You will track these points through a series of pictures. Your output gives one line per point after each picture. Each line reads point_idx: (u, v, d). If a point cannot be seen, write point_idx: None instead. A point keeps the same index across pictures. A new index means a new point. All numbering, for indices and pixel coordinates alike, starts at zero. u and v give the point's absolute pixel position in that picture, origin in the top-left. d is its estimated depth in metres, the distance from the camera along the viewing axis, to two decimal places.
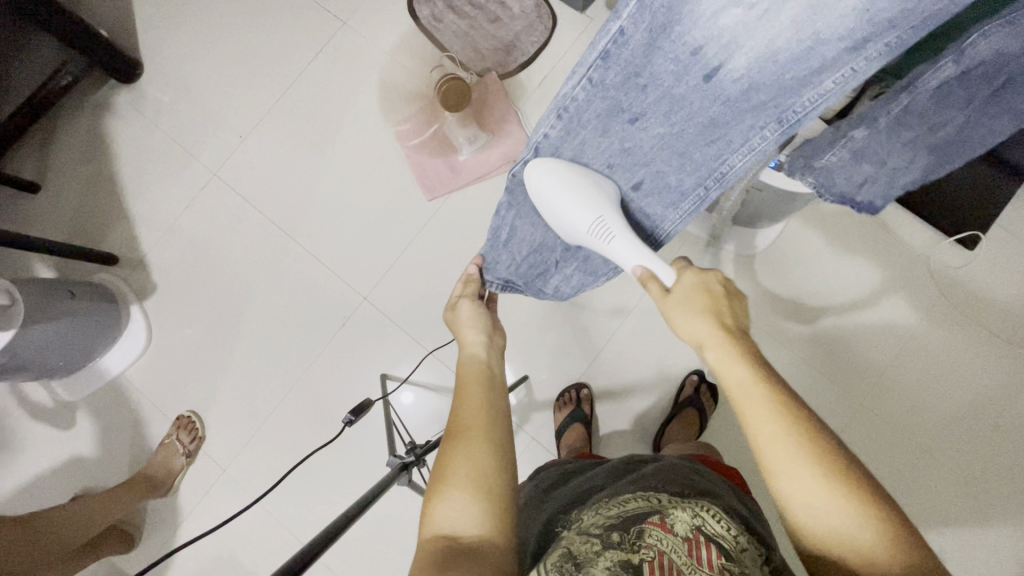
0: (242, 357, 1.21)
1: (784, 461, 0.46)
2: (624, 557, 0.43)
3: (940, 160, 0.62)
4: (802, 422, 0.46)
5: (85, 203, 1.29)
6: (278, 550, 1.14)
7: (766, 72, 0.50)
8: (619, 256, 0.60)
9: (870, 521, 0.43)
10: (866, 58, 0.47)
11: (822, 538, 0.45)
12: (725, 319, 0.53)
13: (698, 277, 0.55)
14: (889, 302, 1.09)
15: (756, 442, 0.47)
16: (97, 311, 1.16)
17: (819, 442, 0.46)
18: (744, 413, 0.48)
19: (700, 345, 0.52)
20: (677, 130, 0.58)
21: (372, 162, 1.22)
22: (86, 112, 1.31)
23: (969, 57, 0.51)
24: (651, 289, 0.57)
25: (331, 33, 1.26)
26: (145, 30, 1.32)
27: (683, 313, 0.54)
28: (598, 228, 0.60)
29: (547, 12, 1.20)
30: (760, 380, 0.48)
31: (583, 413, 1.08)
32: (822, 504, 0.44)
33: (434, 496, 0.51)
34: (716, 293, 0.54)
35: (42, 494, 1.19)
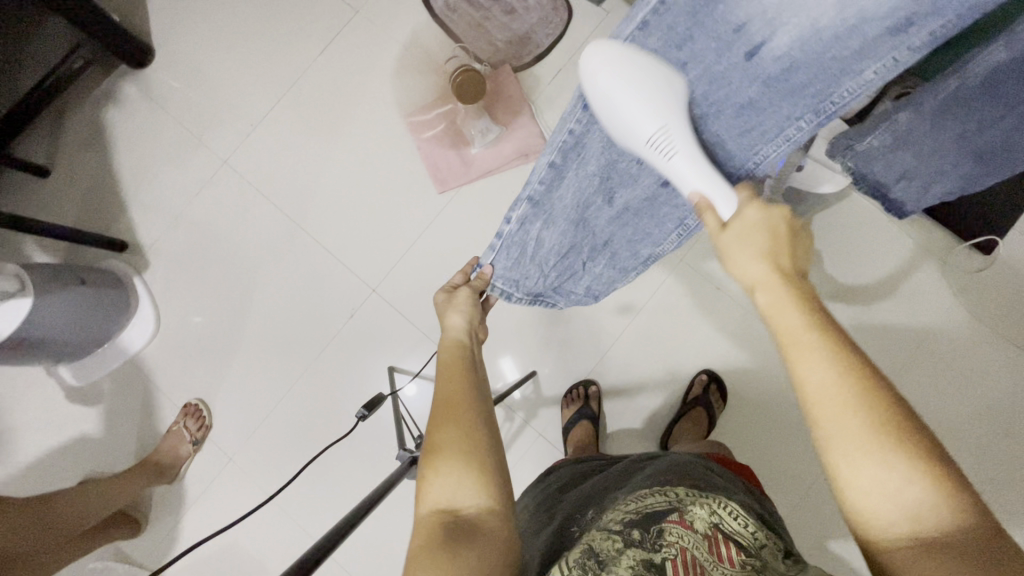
0: (251, 346, 1.21)
1: (830, 409, 0.41)
2: (646, 556, 0.43)
3: (982, 168, 0.65)
4: (858, 367, 0.42)
5: (94, 189, 1.29)
6: (283, 538, 1.15)
7: (810, 51, 0.49)
8: (676, 174, 0.54)
9: (917, 473, 0.38)
10: (909, 46, 0.47)
11: (867, 496, 0.39)
12: (783, 262, 0.48)
13: (763, 212, 0.50)
14: (894, 301, 1.08)
15: (804, 392, 0.43)
16: (107, 297, 1.16)
17: (871, 385, 0.41)
18: (793, 358, 0.44)
19: (753, 287, 0.49)
20: (711, 113, 0.55)
21: (384, 154, 1.21)
22: (95, 97, 1.31)
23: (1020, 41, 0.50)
24: (707, 221, 0.53)
25: (342, 22, 1.24)
26: (157, 15, 1.31)
27: (740, 249, 0.50)
28: (661, 139, 0.52)
29: (562, 3, 1.16)
30: (813, 322, 0.44)
31: (591, 410, 1.08)
32: (872, 456, 0.39)
33: (428, 469, 0.50)
34: (780, 232, 0.50)
35: (49, 477, 1.21)
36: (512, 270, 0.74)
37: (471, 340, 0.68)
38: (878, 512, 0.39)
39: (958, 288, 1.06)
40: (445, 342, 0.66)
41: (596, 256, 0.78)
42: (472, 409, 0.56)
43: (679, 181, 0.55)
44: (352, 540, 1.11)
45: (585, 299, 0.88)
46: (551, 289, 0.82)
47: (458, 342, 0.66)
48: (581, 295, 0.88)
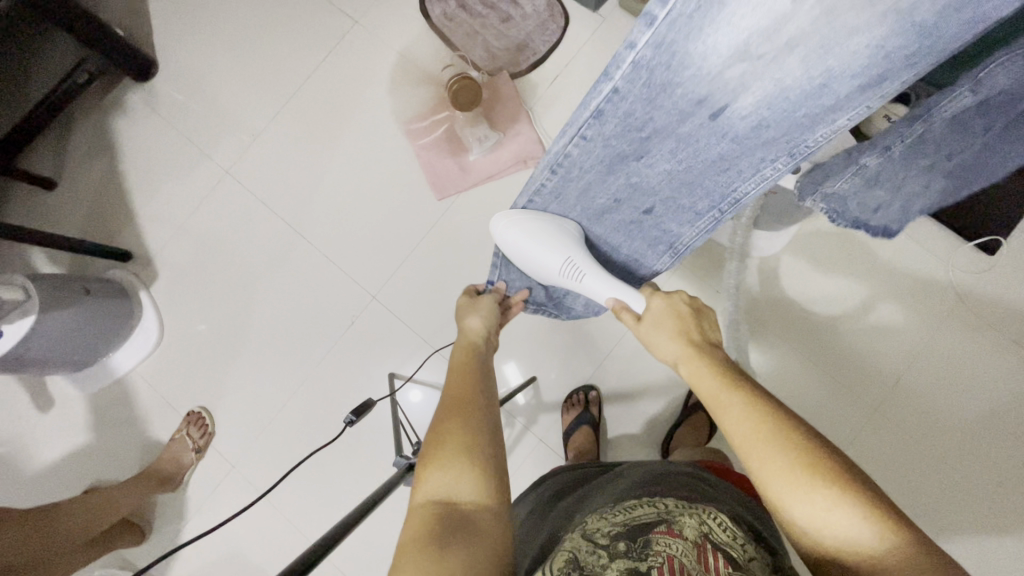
0: (253, 354, 1.22)
1: (758, 457, 0.47)
2: (631, 565, 0.43)
3: (960, 180, 0.65)
4: (771, 416, 0.48)
5: (99, 201, 1.31)
6: (285, 545, 1.15)
7: (774, 110, 0.54)
8: (591, 289, 0.71)
9: (836, 501, 0.43)
10: (880, 95, 0.51)
11: (804, 530, 0.44)
12: (692, 335, 0.62)
13: (665, 301, 0.66)
14: (892, 303, 1.07)
15: (732, 442, 0.50)
16: (111, 306, 1.17)
17: (787, 437, 0.47)
18: (717, 414, 0.52)
19: (676, 362, 0.60)
20: (684, 164, 0.63)
21: (383, 162, 1.22)
22: (100, 110, 1.33)
23: (985, 88, 0.50)
24: (624, 318, 0.68)
25: (342, 32, 1.26)
26: (161, 29, 1.33)
27: (655, 331, 0.63)
28: (569, 269, 0.70)
29: (559, 11, 1.19)
30: (724, 382, 0.54)
31: (591, 416, 1.08)
32: (803, 487, 0.44)
33: (429, 460, 0.51)
34: (683, 314, 0.64)
35: (55, 486, 1.22)
36: (520, 280, 0.80)
37: (484, 344, 0.70)
38: (818, 540, 0.43)
39: (962, 291, 1.05)
40: (460, 343, 0.69)
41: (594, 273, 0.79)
42: (479, 411, 0.56)
43: (598, 294, 0.72)
44: (353, 546, 1.11)
45: (589, 317, 0.91)
46: (554, 303, 0.86)
47: (470, 345, 0.68)
48: (584, 313, 0.90)
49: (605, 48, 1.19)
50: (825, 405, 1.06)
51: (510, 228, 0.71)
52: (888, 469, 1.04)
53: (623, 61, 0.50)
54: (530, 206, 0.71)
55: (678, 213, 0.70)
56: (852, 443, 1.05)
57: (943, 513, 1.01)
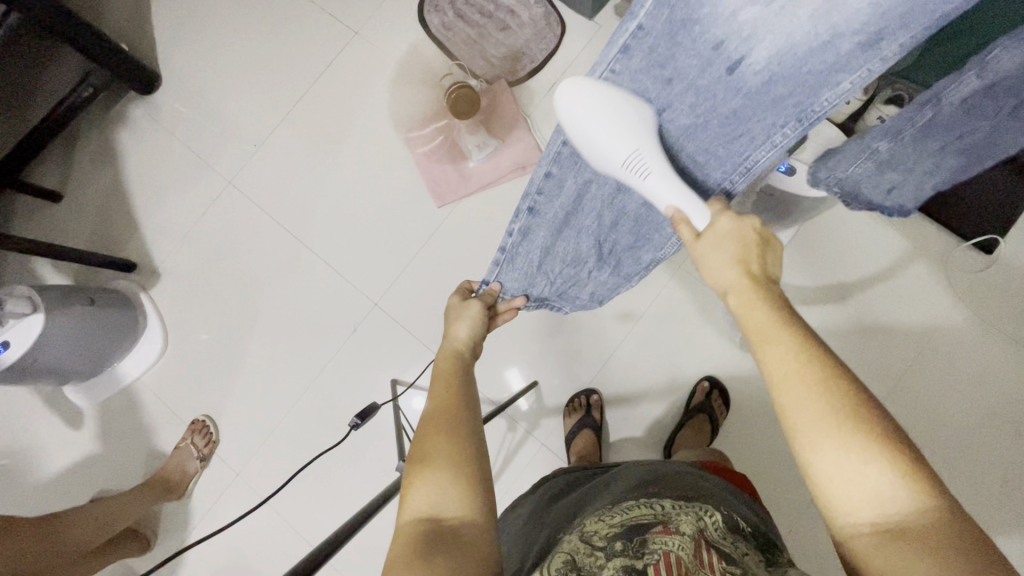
0: (256, 362, 1.23)
1: (800, 402, 0.44)
2: (628, 564, 0.43)
3: (969, 163, 0.62)
4: (823, 358, 0.45)
5: (104, 212, 1.32)
6: (288, 553, 1.16)
7: (784, 64, 0.55)
8: (653, 193, 0.58)
9: (875, 456, 0.41)
10: (881, 57, 0.53)
11: (832, 483, 0.42)
12: (752, 267, 0.52)
13: (734, 225, 0.54)
14: (919, 274, 1.07)
15: (771, 381, 0.46)
16: (116, 316, 1.19)
17: (835, 388, 0.44)
18: (763, 349, 0.47)
19: (726, 291, 0.53)
20: (702, 123, 0.61)
21: (384, 170, 1.24)
22: (105, 122, 1.35)
23: (990, 71, 0.53)
24: (683, 233, 0.58)
25: (342, 43, 1.28)
26: (164, 43, 1.35)
27: (716, 254, 0.54)
28: (634, 161, 0.57)
29: (555, 19, 1.21)
30: (779, 318, 0.48)
31: (593, 419, 1.08)
32: (844, 440, 0.42)
33: (415, 477, 0.51)
34: (751, 241, 0.54)
35: (61, 496, 1.22)
36: (520, 282, 0.77)
37: (470, 353, 0.68)
38: (842, 499, 0.42)
39: (960, 290, 1.06)
40: (444, 350, 0.68)
41: (601, 265, 0.79)
42: (460, 418, 0.56)
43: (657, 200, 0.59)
44: (356, 554, 1.11)
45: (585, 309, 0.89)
46: (557, 296, 0.82)
47: (455, 351, 0.67)
48: (587, 303, 0.86)
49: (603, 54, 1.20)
50: None
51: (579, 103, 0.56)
52: None
53: None
54: (551, 175, 0.67)
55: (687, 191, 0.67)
56: None
57: None
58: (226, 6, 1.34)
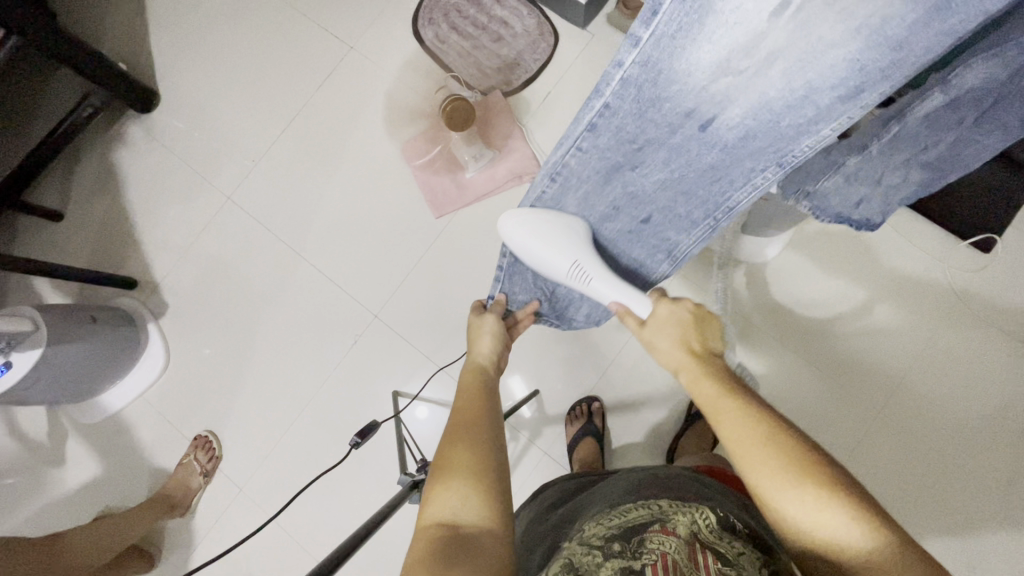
0: (259, 377, 1.23)
1: (755, 457, 0.49)
2: (625, 565, 0.43)
3: (937, 175, 0.65)
4: (764, 416, 0.52)
5: (105, 231, 1.33)
6: (292, 567, 1.15)
7: (761, 120, 0.55)
8: (598, 293, 0.69)
9: (825, 502, 0.45)
10: (861, 105, 0.52)
11: (796, 527, 0.46)
12: (693, 345, 0.63)
13: (672, 309, 0.67)
14: (880, 311, 1.07)
15: (728, 444, 0.52)
16: (117, 334, 1.19)
17: (781, 444, 0.49)
18: (716, 419, 0.54)
19: (678, 368, 0.62)
20: (678, 175, 0.63)
21: (382, 182, 1.24)
22: (105, 141, 1.36)
23: (953, 88, 0.54)
24: (629, 322, 0.69)
25: (339, 57, 1.29)
26: (162, 62, 1.37)
27: (661, 338, 0.65)
28: (576, 272, 0.68)
29: (549, 29, 1.22)
30: (722, 388, 0.57)
31: (595, 427, 1.08)
32: (797, 488, 0.46)
33: (437, 483, 0.52)
34: (688, 321, 0.66)
35: (64, 516, 1.22)
36: (526, 292, 0.79)
37: (494, 368, 0.71)
38: (810, 541, 0.46)
39: (948, 299, 1.06)
40: (469, 364, 0.70)
41: None
42: (479, 433, 0.57)
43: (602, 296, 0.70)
44: (360, 566, 1.11)
45: (590, 327, 0.87)
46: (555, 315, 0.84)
47: (478, 368, 0.69)
48: (585, 323, 0.86)
49: (597, 63, 1.21)
50: (828, 411, 1.06)
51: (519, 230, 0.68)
52: (894, 472, 1.03)
53: (612, 78, 0.54)
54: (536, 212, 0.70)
55: (674, 223, 0.69)
56: (857, 449, 1.04)
57: (952, 516, 1.00)
58: (223, 25, 1.35)
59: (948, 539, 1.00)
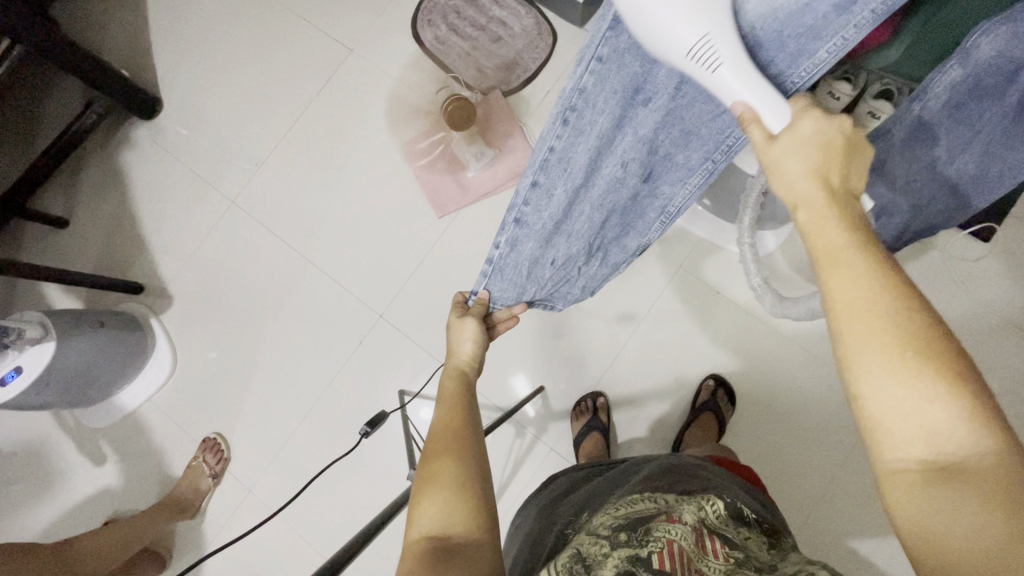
0: (265, 378, 1.24)
1: (864, 328, 0.39)
2: (632, 553, 0.43)
3: (963, 192, 0.71)
4: (899, 287, 0.40)
5: (110, 237, 1.34)
6: (301, 567, 1.16)
7: (772, 25, 0.52)
8: (722, 87, 0.50)
9: (941, 392, 0.36)
10: (855, 24, 0.53)
11: (887, 416, 0.38)
12: (832, 178, 0.46)
13: (818, 125, 0.47)
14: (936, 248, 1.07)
15: (833, 305, 0.41)
16: (125, 338, 1.20)
17: (907, 317, 0.39)
18: (828, 275, 0.42)
19: (795, 205, 0.47)
20: (684, 103, 0.62)
21: (384, 183, 1.25)
22: (109, 148, 1.38)
23: (972, 58, 0.61)
24: (753, 134, 0.50)
25: (338, 60, 1.30)
26: (164, 69, 1.38)
27: (791, 160, 0.47)
28: (703, 51, 0.47)
29: (547, 29, 1.23)
30: (856, 241, 0.42)
31: (599, 422, 1.08)
32: (907, 371, 0.37)
33: (420, 498, 0.52)
34: (839, 146, 0.47)
35: (75, 521, 1.24)
36: (509, 292, 0.74)
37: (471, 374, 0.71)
38: (895, 434, 0.37)
39: (952, 286, 1.07)
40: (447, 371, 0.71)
41: (591, 260, 0.79)
42: (465, 439, 0.57)
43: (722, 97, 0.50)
44: (369, 564, 1.12)
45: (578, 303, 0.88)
46: (547, 296, 0.80)
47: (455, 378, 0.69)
48: (579, 296, 0.86)
49: None
50: (833, 400, 1.07)
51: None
52: None
53: None
54: (547, 164, 0.63)
55: (672, 173, 0.70)
56: None
57: None
58: (224, 31, 1.37)
59: None
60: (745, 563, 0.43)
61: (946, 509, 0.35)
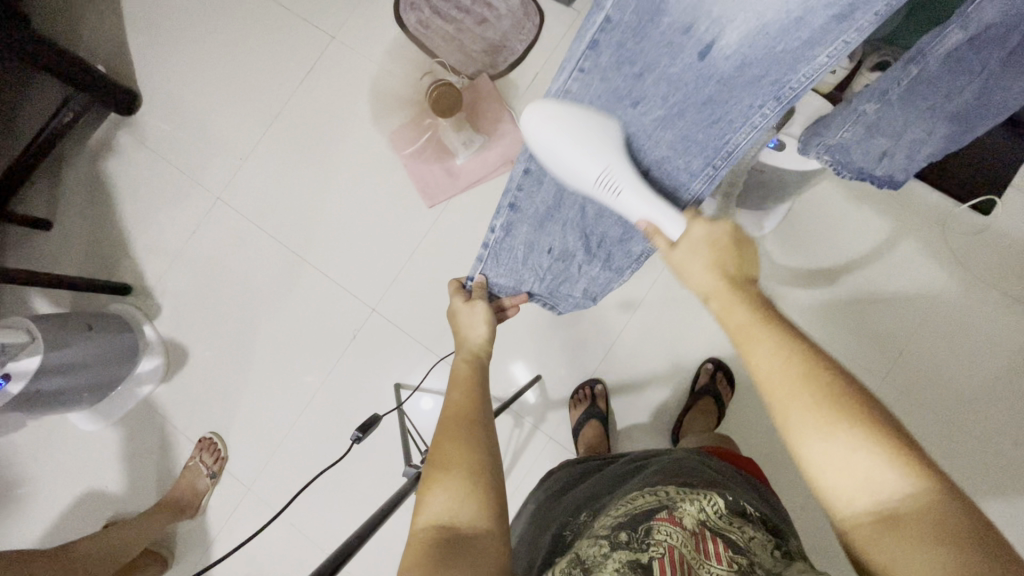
0: (260, 377, 1.23)
1: (782, 393, 0.45)
2: (633, 557, 0.42)
3: (961, 127, 0.63)
4: (803, 353, 0.46)
5: (95, 238, 1.32)
6: (302, 563, 1.16)
7: (758, 45, 0.53)
8: (626, 208, 0.58)
9: (861, 441, 0.41)
10: (857, 29, 0.49)
11: (825, 473, 0.42)
12: (729, 270, 0.54)
13: (707, 228, 0.56)
14: (903, 248, 1.06)
15: (755, 375, 0.48)
16: (115, 341, 1.18)
17: (818, 378, 0.44)
18: (746, 350, 0.49)
19: (708, 296, 0.54)
20: (676, 110, 0.58)
21: (373, 174, 1.23)
22: (89, 147, 1.34)
23: (973, 21, 0.51)
24: (657, 243, 0.58)
25: (320, 48, 1.26)
26: (141, 63, 1.34)
27: (693, 262, 0.55)
28: (606, 180, 0.56)
29: (533, 9, 1.19)
30: (759, 317, 0.50)
31: (599, 410, 1.07)
32: (832, 426, 0.42)
33: (430, 483, 0.51)
34: (724, 244, 0.55)
35: (76, 524, 1.23)
36: (506, 278, 0.75)
37: (486, 355, 0.70)
38: (835, 484, 0.42)
39: (951, 263, 1.05)
40: (461, 355, 0.69)
41: (591, 259, 0.75)
42: (478, 430, 0.56)
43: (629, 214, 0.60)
44: (371, 559, 1.12)
45: (581, 305, 0.85)
46: (546, 291, 0.80)
47: (472, 358, 0.68)
48: (580, 300, 0.83)
49: None
50: None
51: (544, 125, 0.54)
52: None
53: None
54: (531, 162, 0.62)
55: (670, 175, 0.63)
56: None
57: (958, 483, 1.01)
58: (201, 21, 1.33)
59: None
60: (748, 569, 0.42)
61: (894, 553, 0.38)
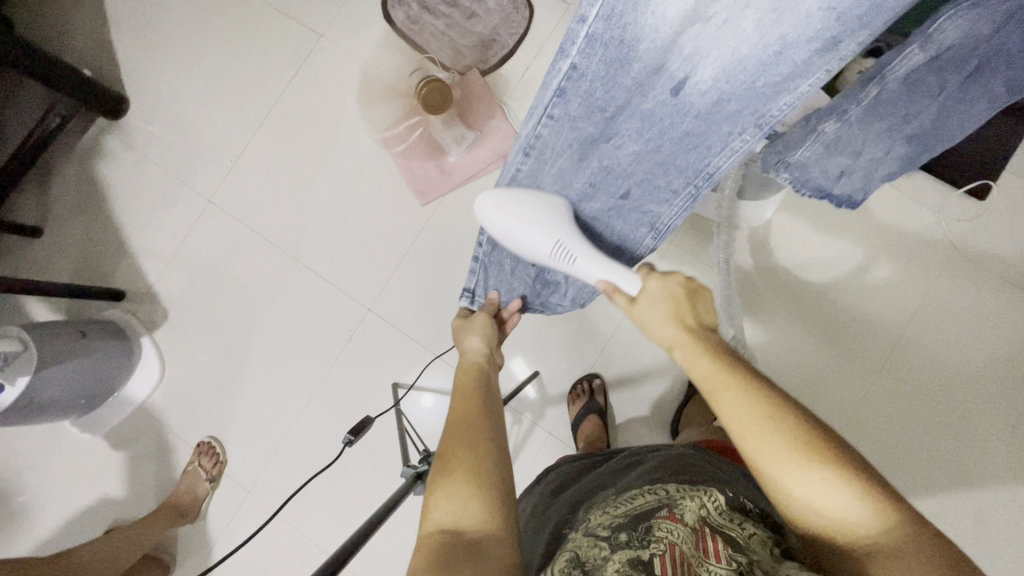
0: (258, 380, 1.22)
1: (759, 442, 0.46)
2: (634, 555, 0.42)
3: (920, 150, 0.68)
4: (771, 397, 0.48)
5: (86, 243, 1.31)
6: (305, 565, 1.16)
7: (732, 81, 0.56)
8: (584, 272, 0.65)
9: (840, 483, 0.43)
10: (839, 57, 0.53)
11: (809, 514, 0.44)
12: (688, 320, 0.58)
13: (663, 283, 0.61)
14: (877, 269, 1.06)
15: (728, 425, 0.48)
16: (109, 348, 1.17)
17: (792, 427, 0.46)
18: (715, 400, 0.50)
19: (672, 345, 0.57)
20: (651, 146, 0.63)
21: (364, 172, 1.22)
22: (77, 152, 1.33)
23: (934, 43, 0.56)
24: (618, 300, 0.63)
25: (309, 46, 1.25)
26: (128, 65, 1.32)
27: (653, 317, 0.59)
28: (559, 252, 0.64)
29: (523, 2, 1.18)
30: (722, 366, 0.51)
31: (597, 404, 1.07)
32: (808, 474, 0.44)
33: (433, 487, 0.50)
34: (679, 295, 0.60)
35: (76, 532, 1.23)
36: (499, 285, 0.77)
37: (489, 364, 0.70)
38: (822, 518, 0.44)
39: (946, 249, 1.05)
40: (464, 364, 0.68)
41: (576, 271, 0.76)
42: (481, 433, 0.56)
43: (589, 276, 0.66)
44: (374, 558, 1.12)
45: (573, 312, 0.85)
46: (535, 300, 0.80)
47: (475, 366, 0.68)
48: (569, 308, 0.83)
49: None
50: (833, 370, 1.06)
51: (496, 209, 0.65)
52: (903, 430, 1.03)
53: (576, 35, 0.53)
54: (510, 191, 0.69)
55: (653, 196, 0.67)
56: (867, 400, 1.04)
57: (960, 469, 1.01)
58: (187, 22, 1.31)
59: (956, 488, 1.01)
60: (749, 565, 0.41)
61: None
